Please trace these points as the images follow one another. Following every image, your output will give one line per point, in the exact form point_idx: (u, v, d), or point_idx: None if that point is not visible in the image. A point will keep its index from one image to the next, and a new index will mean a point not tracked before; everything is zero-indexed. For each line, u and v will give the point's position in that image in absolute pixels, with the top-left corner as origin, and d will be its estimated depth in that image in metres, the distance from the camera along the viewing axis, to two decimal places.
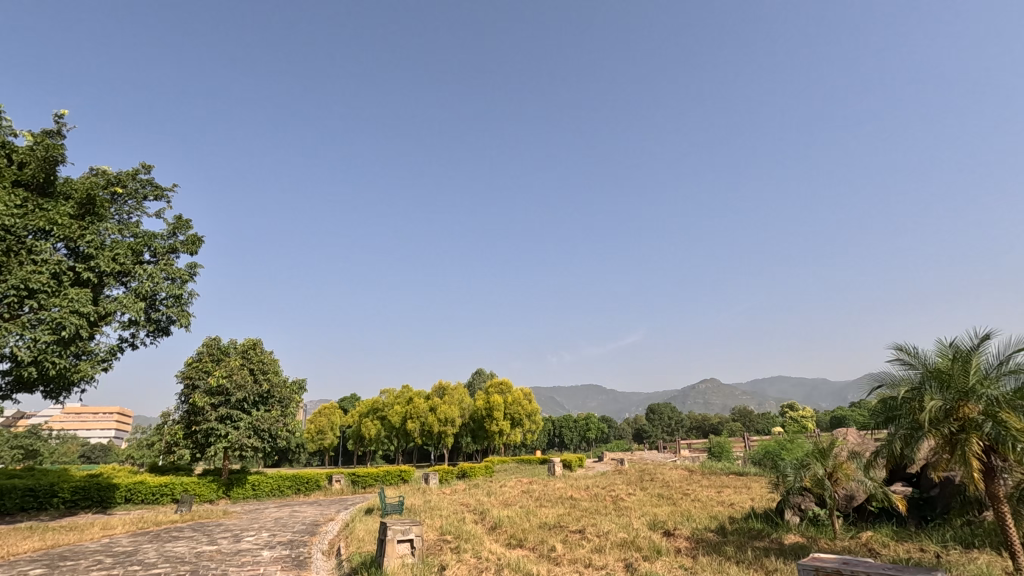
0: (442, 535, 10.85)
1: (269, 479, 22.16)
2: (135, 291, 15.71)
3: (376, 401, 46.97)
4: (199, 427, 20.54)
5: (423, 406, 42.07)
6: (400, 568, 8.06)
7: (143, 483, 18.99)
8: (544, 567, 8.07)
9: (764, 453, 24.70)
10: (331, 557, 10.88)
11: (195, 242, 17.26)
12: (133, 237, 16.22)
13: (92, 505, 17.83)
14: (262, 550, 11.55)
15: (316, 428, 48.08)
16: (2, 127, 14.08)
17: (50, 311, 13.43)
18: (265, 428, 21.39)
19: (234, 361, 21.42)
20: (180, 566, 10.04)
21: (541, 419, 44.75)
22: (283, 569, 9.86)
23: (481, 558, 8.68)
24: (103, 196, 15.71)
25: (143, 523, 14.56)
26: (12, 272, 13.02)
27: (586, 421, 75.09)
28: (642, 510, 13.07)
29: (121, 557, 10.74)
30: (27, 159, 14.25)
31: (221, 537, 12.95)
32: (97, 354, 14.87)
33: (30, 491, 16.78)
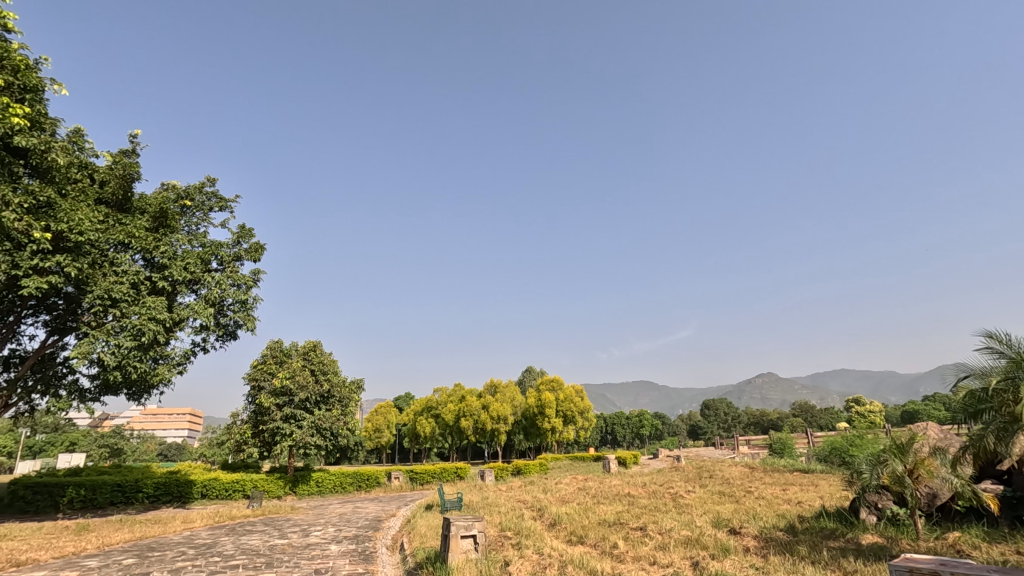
0: (502, 531, 11.00)
1: (331, 476, 22.97)
2: (205, 297, 16.63)
3: (430, 400, 47.94)
4: (266, 426, 21.47)
5: (476, 404, 42.57)
6: (465, 563, 8.18)
7: (217, 480, 20.05)
8: (609, 565, 7.99)
9: (831, 450, 23.64)
10: (395, 552, 11.18)
11: (258, 250, 18.06)
12: (201, 247, 17.11)
13: (173, 500, 18.99)
14: (330, 544, 11.98)
15: (373, 427, 49.53)
16: (85, 148, 15.19)
17: (131, 319, 14.36)
18: (327, 426, 22.24)
19: (297, 363, 22.28)
20: (256, 558, 10.56)
21: (593, 416, 44.29)
22: (350, 562, 10.23)
23: (544, 555, 8.68)
24: (174, 209, 16.65)
25: (219, 517, 15.41)
26: (97, 283, 14.06)
27: (638, 417, 74.15)
28: (703, 508, 12.68)
29: (202, 549, 11.38)
30: (107, 178, 15.34)
31: (291, 532, 13.54)
32: (173, 358, 15.79)
33: (118, 487, 18.11)
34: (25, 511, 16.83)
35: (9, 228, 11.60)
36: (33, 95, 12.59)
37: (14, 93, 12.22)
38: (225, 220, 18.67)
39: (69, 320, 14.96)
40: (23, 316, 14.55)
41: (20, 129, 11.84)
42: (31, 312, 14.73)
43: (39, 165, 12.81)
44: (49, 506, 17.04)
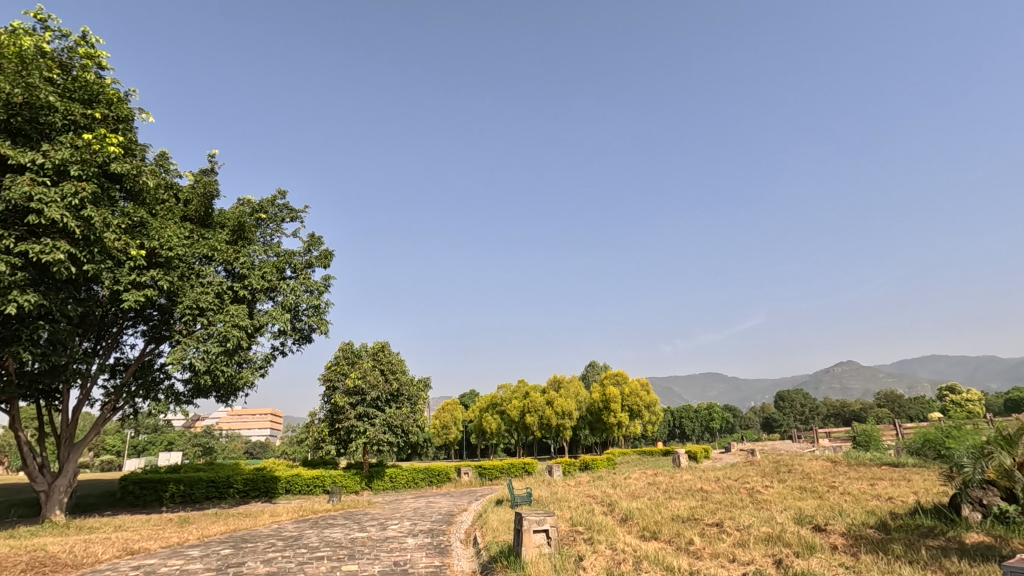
0: (574, 526, 11.01)
1: (404, 472, 23.77)
2: (281, 304, 17.60)
3: (495, 396, 48.64)
4: (342, 424, 22.46)
5: (540, 400, 42.76)
6: (538, 558, 8.24)
7: (299, 476, 21.21)
8: (685, 561, 7.82)
9: (925, 442, 21.96)
10: (469, 545, 11.44)
11: (327, 256, 18.90)
12: (276, 256, 18.10)
13: (261, 495, 20.23)
14: (407, 538, 12.40)
15: (441, 424, 50.76)
16: (170, 171, 16.41)
17: (217, 326, 15.41)
18: (398, 424, 22.98)
19: (367, 363, 23.17)
20: (339, 550, 11.10)
21: (660, 410, 43.31)
22: (427, 555, 10.54)
23: (618, 550, 8.61)
24: (250, 222, 17.69)
25: (303, 511, 16.30)
26: (186, 294, 15.22)
27: (708, 411, 71.91)
28: (782, 503, 12.13)
29: (290, 540, 12.10)
30: (190, 197, 16.56)
31: (370, 525, 14.14)
32: (256, 362, 16.81)
33: (212, 483, 19.54)
34: (134, 504, 18.50)
35: (111, 247, 12.71)
36: (126, 125, 13.71)
37: (110, 125, 13.36)
38: (296, 231, 19.64)
39: (163, 329, 16.21)
40: (124, 327, 15.92)
41: (116, 156, 12.91)
42: (131, 323, 16.09)
43: (133, 188, 13.96)
44: (154, 500, 18.64)
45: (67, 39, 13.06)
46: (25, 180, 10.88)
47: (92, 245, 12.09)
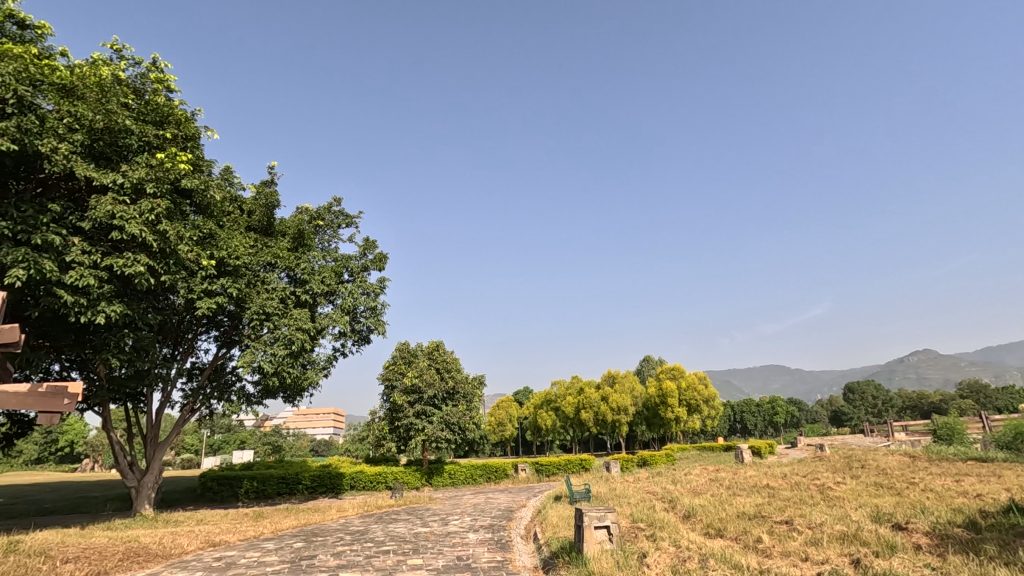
0: (635, 522, 10.87)
1: (463, 468, 24.15)
2: (341, 307, 18.24)
3: (549, 393, 48.69)
4: (401, 422, 23.04)
5: (595, 396, 42.41)
6: (600, 553, 8.18)
7: (363, 472, 21.96)
8: (754, 559, 7.57)
9: (1016, 436, 20.31)
10: (530, 541, 11.48)
11: (382, 259, 19.43)
12: (334, 261, 18.79)
13: (328, 491, 21.09)
14: (468, 533, 12.60)
15: (496, 421, 51.20)
16: (235, 184, 17.33)
17: (282, 330, 16.15)
18: (455, 421, 23.38)
19: (423, 362, 23.68)
20: (404, 544, 11.40)
21: (719, 404, 42.14)
22: (488, 550, 10.67)
23: (682, 547, 8.45)
24: (309, 229, 18.42)
25: (368, 506, 16.85)
26: (253, 300, 16.04)
27: (770, 404, 69.16)
28: (857, 500, 11.52)
29: (357, 535, 12.54)
30: (253, 208, 17.45)
31: (432, 520, 14.45)
32: (319, 363, 17.52)
33: (283, 480, 20.50)
34: (213, 499, 19.68)
35: (184, 258, 13.52)
36: (193, 143, 14.61)
37: (179, 143, 14.27)
38: (351, 236, 20.29)
39: (234, 334, 17.12)
40: (199, 333, 16.91)
41: (186, 173, 13.74)
42: (204, 329, 17.06)
43: (202, 202, 14.82)
44: (231, 496, 19.76)
45: (139, 66, 13.97)
46: (108, 199, 11.73)
47: (167, 256, 12.91)
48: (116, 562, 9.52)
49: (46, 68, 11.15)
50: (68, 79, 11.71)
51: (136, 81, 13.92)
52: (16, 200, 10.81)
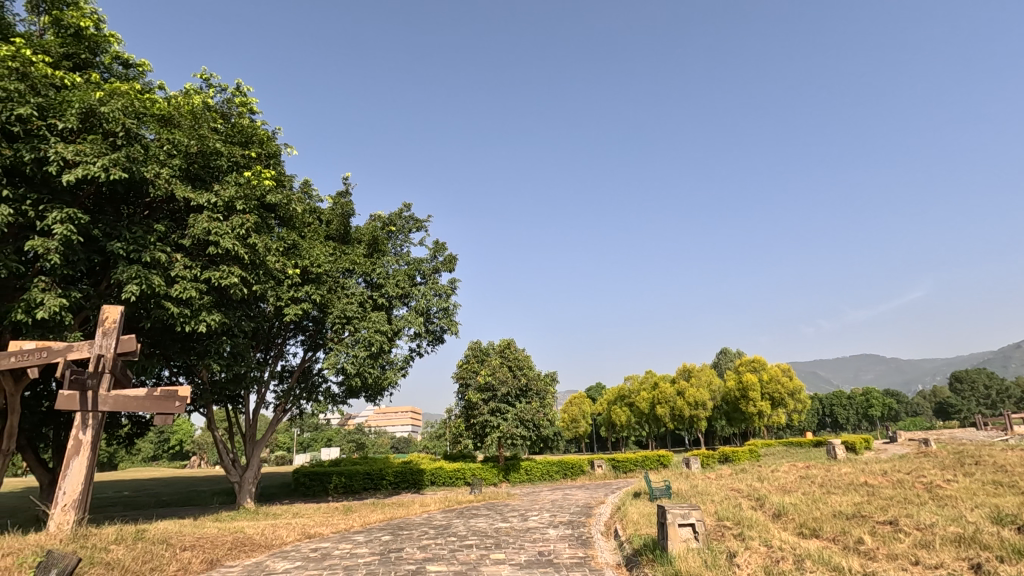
0: (721, 520, 10.50)
1: (539, 465, 24.29)
2: (415, 308, 18.86)
3: (622, 388, 47.96)
4: (476, 419, 23.49)
5: (670, 391, 41.29)
6: (686, 552, 7.94)
7: (442, 469, 22.62)
8: (857, 561, 7.10)
9: None
10: (610, 538, 11.38)
11: (452, 261, 19.87)
12: (407, 264, 19.42)
13: (409, 486, 21.89)
14: (548, 529, 12.65)
15: (570, 418, 51.08)
16: (314, 196, 18.31)
17: (362, 332, 16.92)
18: (529, 418, 23.56)
19: (495, 361, 24.03)
20: (486, 539, 11.62)
21: (806, 397, 39.85)
22: (570, 546, 10.67)
23: (774, 547, 8.08)
24: (382, 235, 19.15)
25: (449, 502, 17.33)
26: (335, 305, 16.94)
27: (865, 397, 64.45)
28: (973, 500, 10.50)
29: (440, 529, 12.94)
30: (331, 218, 18.39)
31: (511, 516, 14.65)
32: (397, 363, 18.23)
33: (368, 476, 21.50)
34: (307, 494, 20.93)
35: (272, 269, 14.47)
36: (275, 159, 15.63)
37: (263, 161, 15.29)
38: (422, 240, 20.89)
39: (318, 338, 18.12)
40: (287, 337, 18.01)
41: (271, 189, 14.69)
42: (291, 334, 18.14)
43: (285, 215, 15.77)
44: (322, 491, 20.92)
45: (226, 91, 15.08)
46: (204, 217, 12.72)
47: (257, 267, 13.86)
48: (226, 550, 10.35)
49: (148, 101, 12.24)
50: (167, 110, 12.79)
51: (222, 106, 15.02)
52: (127, 223, 11.94)
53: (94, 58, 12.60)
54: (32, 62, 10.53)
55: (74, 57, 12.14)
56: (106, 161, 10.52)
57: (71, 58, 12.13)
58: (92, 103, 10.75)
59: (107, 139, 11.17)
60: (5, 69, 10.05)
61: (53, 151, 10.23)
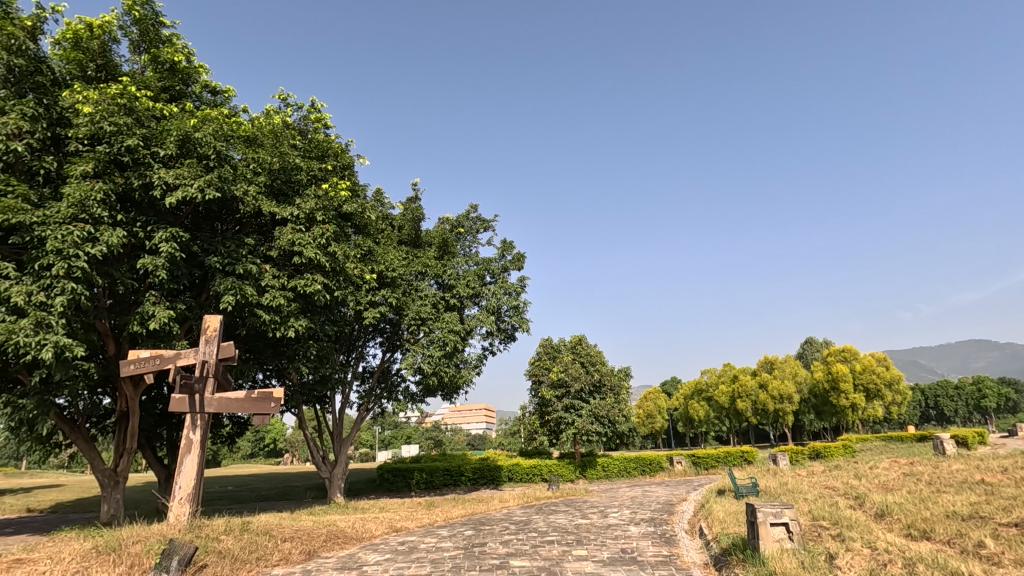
0: (816, 520, 9.95)
1: (616, 461, 24.02)
2: (486, 307, 19.16)
3: (699, 382, 46.47)
4: (551, 416, 23.51)
5: (752, 383, 39.52)
6: (781, 552, 7.55)
7: (519, 465, 22.84)
8: (979, 566, 6.50)
9: None
10: (696, 536, 11.06)
11: (521, 259, 19.99)
12: (476, 265, 19.74)
13: (488, 482, 22.31)
14: (630, 526, 12.47)
15: (645, 413, 50.07)
16: (386, 204, 19.03)
17: (437, 333, 17.40)
18: (604, 414, 23.33)
19: (567, 357, 23.98)
20: (567, 535, 11.61)
21: (907, 388, 36.79)
22: (653, 544, 10.47)
23: (879, 549, 7.56)
24: (452, 237, 19.58)
25: (527, 498, 17.45)
26: (410, 307, 17.55)
27: (975, 387, 58.69)
28: None
29: (521, 525, 13.06)
30: (403, 223, 19.06)
31: (592, 513, 14.55)
32: (471, 362, 18.60)
33: (448, 472, 22.11)
34: (391, 489, 21.79)
35: (351, 275, 15.16)
36: (349, 171, 16.38)
37: (338, 173, 16.05)
38: (490, 240, 21.14)
39: (396, 340, 18.82)
40: (367, 339, 18.82)
41: (347, 199, 15.38)
42: (371, 337, 18.95)
43: (360, 223, 16.47)
44: (405, 486, 21.73)
45: (302, 109, 15.96)
46: (289, 229, 13.52)
47: (338, 274, 14.61)
48: (322, 542, 10.98)
49: (234, 124, 13.20)
50: (251, 131, 13.73)
51: (300, 123, 15.90)
52: (222, 239, 12.93)
53: (187, 89, 13.71)
54: (136, 97, 11.60)
55: (170, 89, 13.29)
56: (202, 183, 11.42)
57: (168, 90, 13.27)
58: (187, 130, 11.72)
59: (202, 162, 12.13)
60: (115, 106, 11.14)
61: (157, 176, 11.24)
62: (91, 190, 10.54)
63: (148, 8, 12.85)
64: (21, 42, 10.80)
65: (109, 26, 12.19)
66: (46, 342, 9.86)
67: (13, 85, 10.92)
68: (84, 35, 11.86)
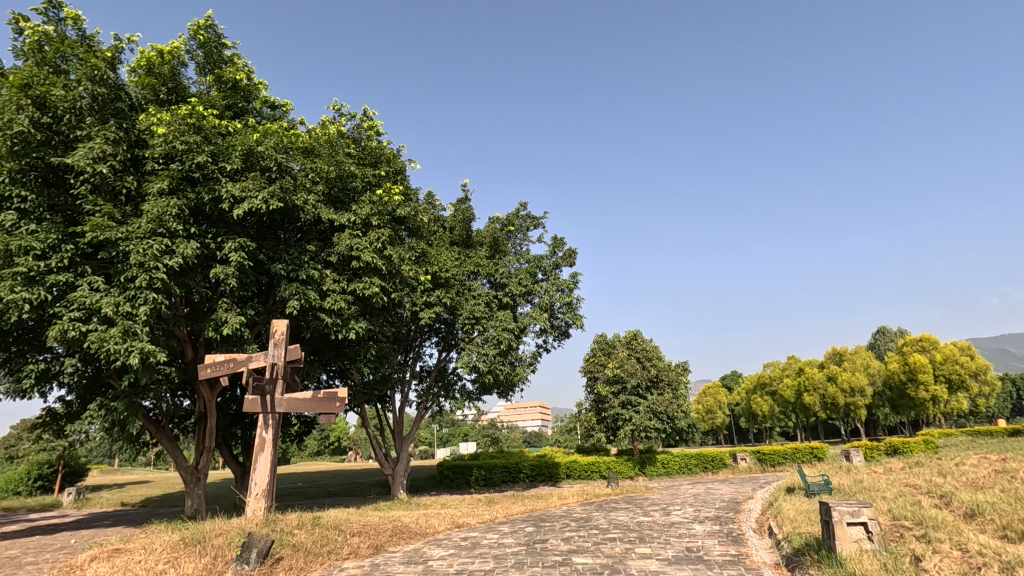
0: (898, 520, 9.40)
1: (676, 458, 23.51)
2: (539, 305, 19.16)
3: (762, 376, 44.87)
4: (608, 413, 23.27)
5: (819, 376, 37.77)
6: (860, 553, 7.18)
7: (577, 462, 22.76)
8: None
9: None
10: (765, 535, 10.68)
11: (572, 255, 19.88)
12: (527, 263, 19.78)
13: (546, 479, 22.37)
14: (694, 524, 12.17)
15: (705, 409, 48.84)
16: (437, 206, 19.39)
17: (491, 332, 17.57)
18: (662, 410, 22.91)
19: (622, 353, 23.65)
20: (629, 533, 11.48)
21: (995, 379, 34.11)
22: (720, 543, 10.19)
23: (970, 551, 7.06)
24: (503, 235, 19.66)
25: (586, 495, 17.35)
26: (465, 306, 17.83)
27: None
28: None
29: (581, 522, 13.01)
30: (454, 225, 19.39)
31: (653, 510, 14.30)
32: (526, 359, 18.65)
33: (506, 469, 22.30)
34: (451, 486, 22.22)
35: (406, 277, 15.53)
36: (401, 176, 16.79)
37: (391, 178, 16.48)
38: (540, 237, 21.12)
39: (451, 339, 19.14)
40: (423, 339, 19.24)
41: (400, 203, 15.76)
42: (427, 337, 19.35)
43: (414, 225, 16.84)
44: (464, 483, 22.09)
45: (355, 118, 16.47)
46: (347, 235, 13.99)
47: (394, 276, 14.99)
48: (388, 537, 11.33)
49: (293, 137, 13.81)
50: (308, 142, 14.29)
51: (354, 132, 16.43)
52: (285, 246, 13.55)
53: (248, 105, 14.43)
54: (204, 116, 12.31)
55: (234, 106, 14.02)
56: (266, 194, 12.01)
57: (232, 108, 14.00)
58: (251, 144, 12.35)
59: (264, 174, 12.74)
60: (186, 126, 11.86)
61: (225, 190, 11.90)
62: (168, 206, 11.26)
63: (211, 31, 13.60)
64: (102, 72, 11.69)
65: (177, 51, 13.00)
66: (133, 349, 10.63)
67: (97, 112, 11.81)
68: (156, 61, 12.70)
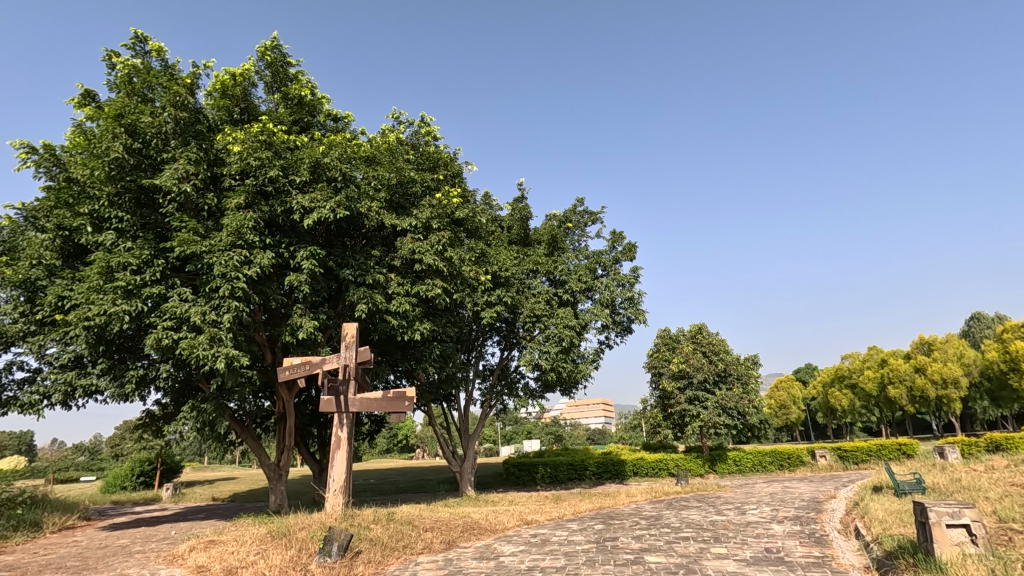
0: (1005, 523, 8.63)
1: (748, 455, 22.64)
2: (600, 301, 18.95)
3: (840, 368, 42.45)
4: (674, 409, 22.70)
5: (905, 367, 35.24)
6: (963, 557, 6.66)
7: (643, 460, 22.37)
8: None
9: None
10: (851, 537, 10.09)
11: (632, 249, 19.53)
12: (586, 259, 19.62)
13: (613, 476, 22.14)
14: (772, 524, 11.68)
15: (778, 404, 46.77)
16: (495, 206, 19.59)
17: (552, 330, 17.56)
18: (732, 405, 22.15)
19: (687, 347, 23.00)
20: (704, 532, 11.16)
21: None
22: (802, 544, 9.73)
23: None
24: (561, 232, 19.58)
25: (655, 493, 17.01)
26: (525, 304, 17.93)
27: None
28: None
29: (652, 520, 12.77)
30: (511, 224, 19.53)
31: (727, 509, 13.83)
32: (588, 356, 18.51)
33: (571, 466, 22.23)
34: (518, 483, 22.41)
35: (468, 277, 15.78)
36: (459, 178, 17.08)
37: (449, 181, 16.80)
38: (599, 232, 20.91)
39: (513, 338, 19.28)
40: (485, 339, 19.49)
41: (458, 205, 16.02)
42: (489, 336, 19.58)
43: (472, 227, 17.08)
44: (530, 480, 22.19)
45: (413, 125, 16.90)
46: (409, 239, 14.38)
47: (456, 278, 15.27)
48: (460, 533, 11.56)
49: (355, 147, 14.35)
50: (370, 151, 14.78)
51: (412, 138, 16.85)
52: (352, 253, 14.11)
53: (313, 119, 15.12)
54: (274, 133, 13.00)
55: (300, 121, 14.73)
56: (333, 204, 12.54)
57: (298, 123, 14.72)
58: (318, 156, 12.94)
59: (330, 185, 13.31)
60: (258, 143, 12.57)
61: (295, 201, 12.53)
62: (245, 219, 11.98)
63: (277, 51, 14.33)
64: (183, 98, 12.59)
65: (247, 73, 13.80)
66: (219, 354, 11.38)
67: (179, 135, 12.73)
68: (229, 84, 13.52)
